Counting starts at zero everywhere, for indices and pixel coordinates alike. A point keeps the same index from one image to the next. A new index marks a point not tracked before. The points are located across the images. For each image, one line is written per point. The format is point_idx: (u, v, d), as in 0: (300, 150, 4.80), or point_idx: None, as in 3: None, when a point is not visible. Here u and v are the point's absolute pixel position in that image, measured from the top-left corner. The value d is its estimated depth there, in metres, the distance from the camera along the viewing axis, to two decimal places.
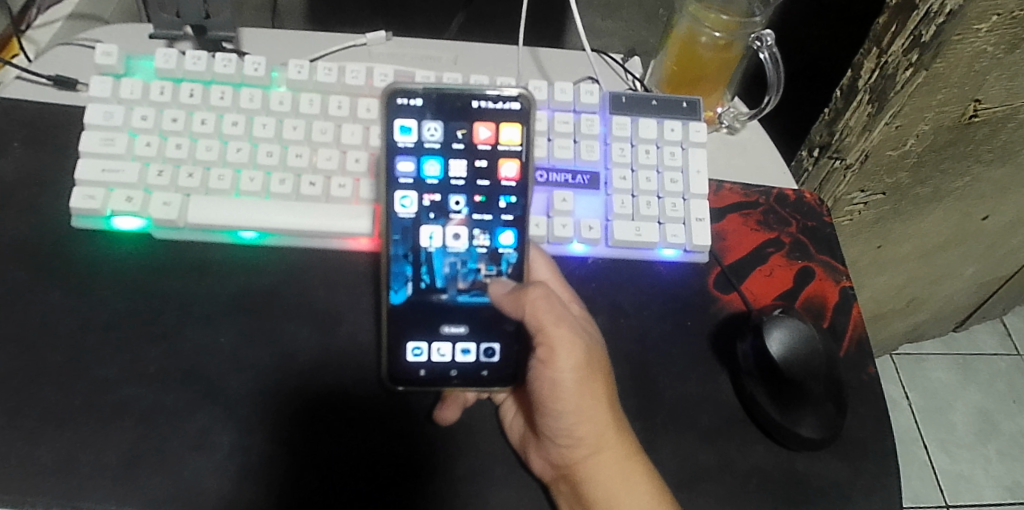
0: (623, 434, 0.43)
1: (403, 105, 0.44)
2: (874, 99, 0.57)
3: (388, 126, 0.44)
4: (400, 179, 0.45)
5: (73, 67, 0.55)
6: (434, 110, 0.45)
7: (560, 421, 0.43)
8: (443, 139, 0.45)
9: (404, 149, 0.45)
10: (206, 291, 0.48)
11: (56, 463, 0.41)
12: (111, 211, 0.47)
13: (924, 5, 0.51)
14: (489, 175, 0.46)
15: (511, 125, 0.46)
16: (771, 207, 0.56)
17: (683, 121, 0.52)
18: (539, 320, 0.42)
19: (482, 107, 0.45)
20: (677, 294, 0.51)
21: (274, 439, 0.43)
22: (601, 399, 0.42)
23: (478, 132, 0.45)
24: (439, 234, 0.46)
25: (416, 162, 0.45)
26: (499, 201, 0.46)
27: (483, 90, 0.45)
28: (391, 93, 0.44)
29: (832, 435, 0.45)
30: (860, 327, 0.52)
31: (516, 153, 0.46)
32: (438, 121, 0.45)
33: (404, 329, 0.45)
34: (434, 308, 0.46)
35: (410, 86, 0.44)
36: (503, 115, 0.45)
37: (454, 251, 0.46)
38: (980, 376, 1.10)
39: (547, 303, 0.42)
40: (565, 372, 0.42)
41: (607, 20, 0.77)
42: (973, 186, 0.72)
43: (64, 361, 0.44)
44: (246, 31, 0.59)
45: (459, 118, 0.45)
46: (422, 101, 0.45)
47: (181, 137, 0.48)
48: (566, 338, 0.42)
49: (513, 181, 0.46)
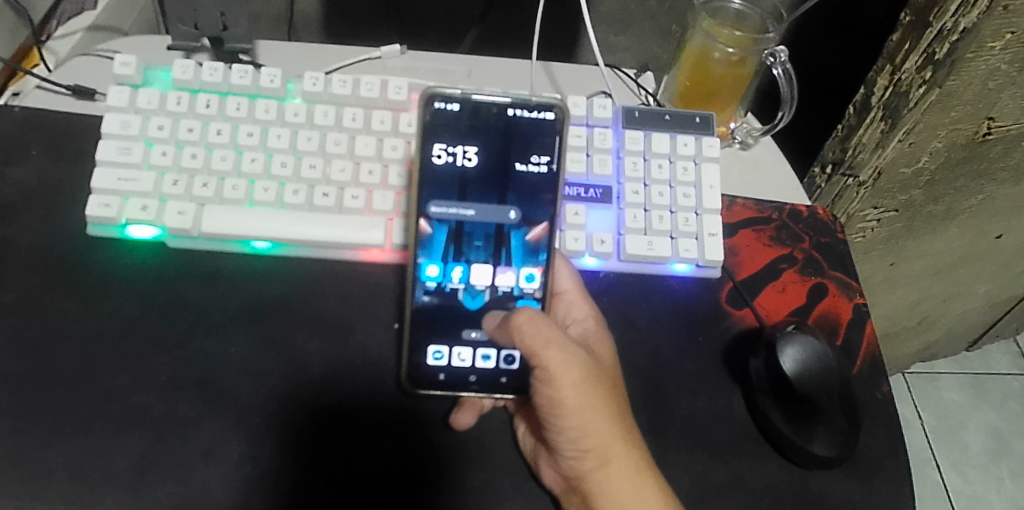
0: (628, 441, 0.42)
1: (440, 109, 0.44)
2: (886, 116, 0.57)
3: (428, 131, 0.44)
4: (439, 187, 0.44)
5: (91, 77, 0.56)
6: (470, 117, 0.44)
7: (565, 435, 0.41)
8: (481, 147, 0.44)
9: (445, 157, 0.44)
10: (218, 300, 0.48)
11: (65, 470, 0.41)
12: (126, 219, 0.48)
13: (937, 23, 0.51)
14: (522, 186, 0.45)
15: (539, 136, 0.45)
16: (784, 223, 0.55)
17: (695, 136, 0.52)
18: (531, 346, 0.40)
19: (516, 115, 0.44)
20: (689, 309, 0.51)
21: (284, 449, 0.43)
22: (602, 410, 0.41)
23: (514, 141, 0.45)
24: (484, 241, 0.45)
25: (457, 170, 0.44)
26: (535, 211, 0.45)
27: (520, 97, 0.44)
28: (428, 98, 0.43)
29: (845, 454, 0.44)
30: (872, 345, 0.51)
31: (551, 164, 0.45)
32: (474, 127, 0.44)
33: (426, 332, 0.45)
34: (459, 314, 0.45)
35: (448, 90, 0.43)
36: (536, 124, 0.45)
37: (492, 259, 0.45)
38: (994, 397, 1.09)
39: (536, 327, 0.40)
40: (564, 389, 0.40)
41: (621, 36, 0.77)
42: (986, 204, 0.71)
43: (75, 369, 0.44)
44: (260, 43, 0.60)
45: (494, 127, 0.44)
46: (459, 106, 0.44)
47: (197, 147, 0.48)
48: (562, 360, 0.40)
49: (551, 192, 0.45)
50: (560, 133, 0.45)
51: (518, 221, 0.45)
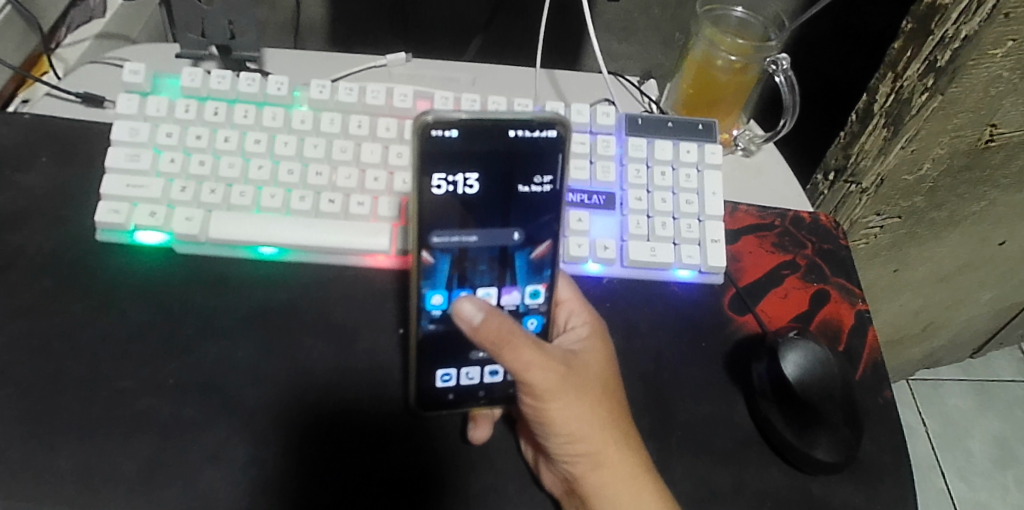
0: (621, 443, 0.42)
1: (438, 138, 0.39)
2: (889, 123, 0.58)
3: (426, 161, 0.40)
4: (439, 218, 0.41)
5: (100, 85, 0.57)
6: (469, 142, 0.40)
7: (555, 442, 0.41)
8: (482, 172, 0.41)
9: (444, 186, 0.40)
10: (225, 305, 0.48)
11: (73, 473, 0.42)
12: (134, 225, 0.48)
13: (938, 31, 0.52)
14: (524, 208, 0.42)
15: (541, 156, 0.41)
16: (787, 229, 0.56)
17: (698, 143, 0.53)
18: (512, 368, 0.38)
19: (518, 137, 0.41)
20: (693, 316, 0.51)
21: (290, 453, 0.44)
22: (589, 416, 0.41)
23: (517, 162, 0.41)
24: (488, 265, 0.43)
25: (458, 201, 0.41)
26: (534, 232, 0.43)
27: (523, 118, 0.40)
28: (424, 126, 0.39)
29: (848, 458, 0.45)
30: (875, 351, 0.51)
31: (554, 185, 0.42)
32: (474, 153, 0.40)
33: (432, 358, 0.44)
34: (463, 337, 0.44)
35: (446, 117, 0.39)
36: (540, 144, 0.41)
37: (498, 281, 0.44)
38: (999, 404, 1.09)
39: (517, 351, 0.38)
40: (549, 402, 0.40)
41: (624, 44, 0.78)
42: (989, 211, 0.71)
43: (84, 372, 0.45)
44: (268, 52, 0.60)
45: (494, 150, 0.41)
46: (459, 132, 0.40)
47: (205, 154, 0.49)
48: (544, 377, 0.39)
49: (552, 211, 0.42)
50: (565, 151, 0.41)
51: (522, 242, 0.43)
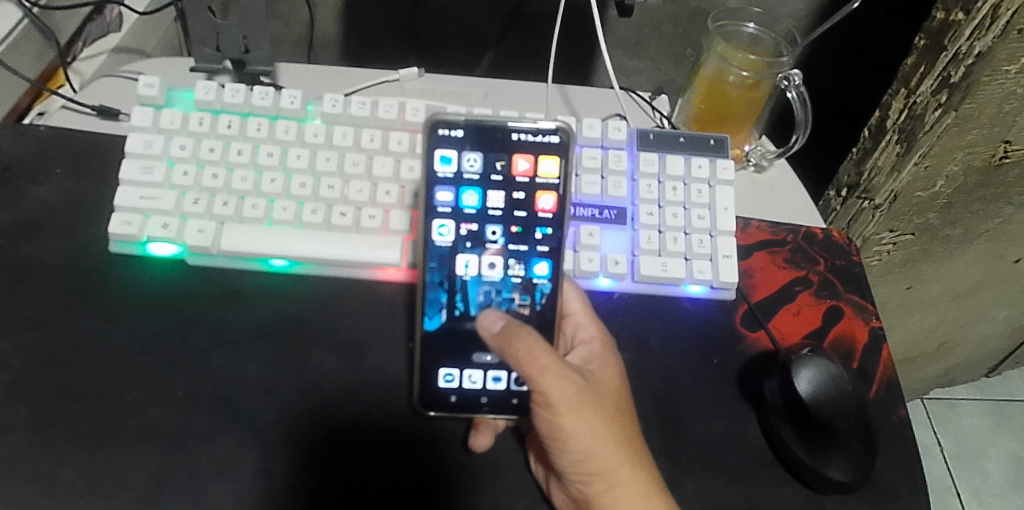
0: (634, 462, 0.42)
1: (444, 136, 0.45)
2: (902, 139, 0.57)
3: (431, 157, 0.45)
4: (438, 208, 0.45)
5: (116, 97, 0.57)
6: (474, 142, 0.45)
7: (568, 459, 0.41)
8: (481, 170, 0.45)
9: (444, 179, 0.45)
10: (236, 317, 0.48)
11: (82, 483, 0.42)
12: (147, 237, 0.48)
13: (952, 46, 0.52)
14: (524, 210, 0.45)
15: (535, 157, 0.45)
16: (799, 245, 0.55)
17: (710, 158, 0.53)
18: (526, 372, 0.39)
19: (520, 140, 0.45)
20: (705, 332, 0.51)
21: (299, 467, 0.44)
22: (601, 430, 0.40)
23: (516, 164, 0.45)
24: (438, 262, 0.45)
25: (455, 192, 0.45)
26: (535, 232, 0.45)
27: (522, 123, 0.45)
28: (433, 124, 0.44)
29: (862, 479, 0.44)
30: (889, 368, 0.51)
31: (553, 186, 0.45)
32: (477, 151, 0.45)
33: (435, 356, 0.45)
34: (466, 339, 0.45)
35: (451, 118, 0.44)
36: (541, 147, 0.45)
37: (447, 281, 0.45)
38: (1015, 424, 1.08)
39: (532, 353, 0.39)
40: (562, 415, 0.40)
41: (635, 59, 0.78)
42: (1004, 228, 0.71)
43: (94, 383, 0.45)
44: (280, 66, 0.61)
45: (498, 151, 0.45)
46: (462, 133, 0.45)
47: (217, 167, 0.49)
48: (557, 386, 0.39)
49: (549, 213, 0.45)
50: (567, 155, 0.45)
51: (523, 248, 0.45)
